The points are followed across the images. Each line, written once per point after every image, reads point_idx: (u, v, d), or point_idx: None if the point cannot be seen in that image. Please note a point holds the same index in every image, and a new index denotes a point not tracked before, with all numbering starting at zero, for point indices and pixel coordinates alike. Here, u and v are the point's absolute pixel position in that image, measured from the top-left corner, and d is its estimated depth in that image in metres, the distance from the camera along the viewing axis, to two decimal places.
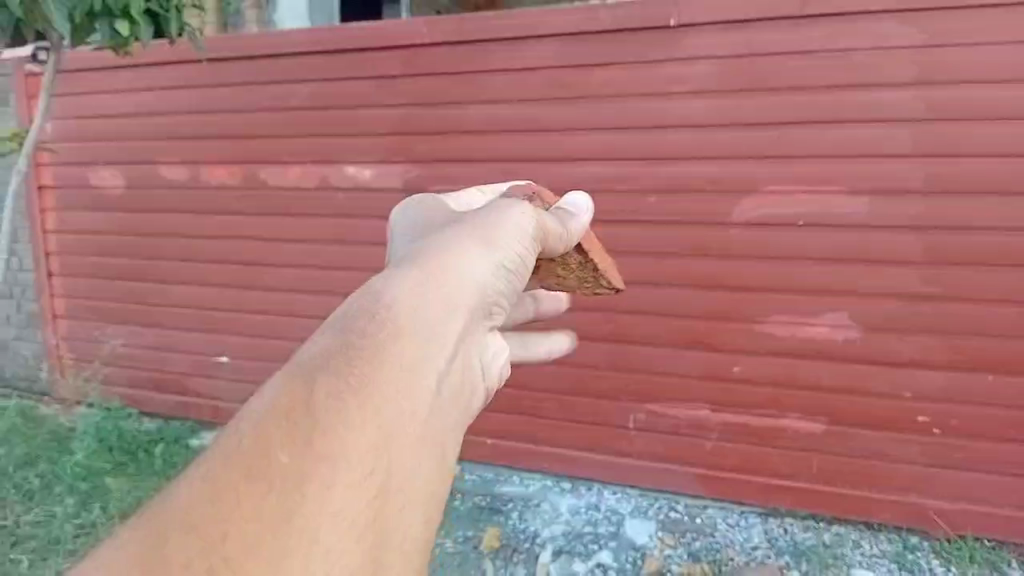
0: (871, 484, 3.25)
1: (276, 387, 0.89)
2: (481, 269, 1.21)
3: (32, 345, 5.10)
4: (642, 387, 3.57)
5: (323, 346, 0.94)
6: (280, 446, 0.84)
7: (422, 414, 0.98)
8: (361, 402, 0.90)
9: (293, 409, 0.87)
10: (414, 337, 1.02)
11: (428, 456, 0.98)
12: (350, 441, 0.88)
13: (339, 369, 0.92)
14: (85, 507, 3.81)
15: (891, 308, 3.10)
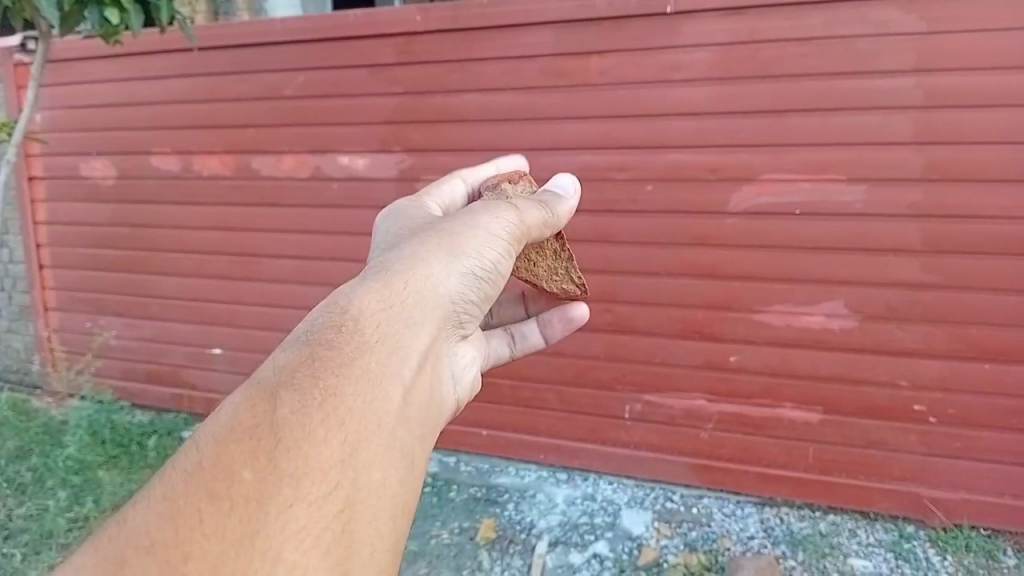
0: (867, 473, 3.25)
1: (242, 408, 0.96)
2: (453, 274, 1.24)
3: (24, 338, 5.06)
4: (639, 377, 3.56)
5: (287, 361, 1.01)
6: (242, 464, 0.90)
7: (390, 424, 1.03)
8: (324, 417, 0.96)
9: (256, 429, 0.93)
10: (379, 349, 1.06)
11: (398, 463, 1.02)
12: (314, 456, 0.93)
13: (303, 385, 0.97)
14: (77, 500, 3.78)
15: (888, 297, 3.10)
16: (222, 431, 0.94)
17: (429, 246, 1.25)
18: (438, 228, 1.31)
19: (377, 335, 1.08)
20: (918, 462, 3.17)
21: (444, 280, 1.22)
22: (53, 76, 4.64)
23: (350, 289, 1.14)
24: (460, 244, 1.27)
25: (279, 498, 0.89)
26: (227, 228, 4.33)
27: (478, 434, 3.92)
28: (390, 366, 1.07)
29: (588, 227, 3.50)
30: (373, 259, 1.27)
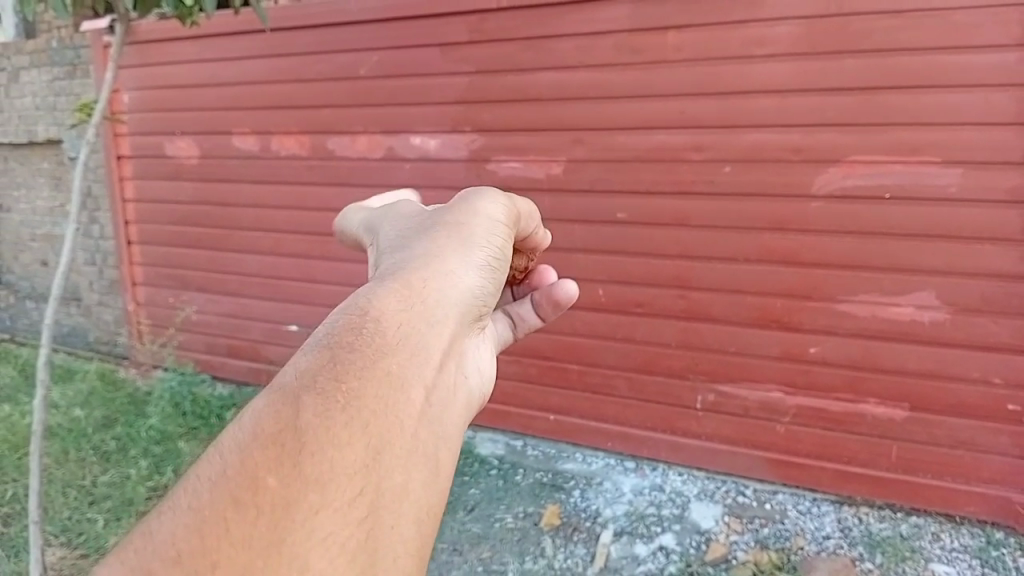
0: (954, 475, 3.08)
1: (258, 411, 0.78)
2: (474, 262, 1.07)
3: (114, 311, 5.26)
4: (713, 367, 3.44)
5: (308, 362, 0.84)
6: (266, 467, 0.73)
7: (416, 427, 0.86)
8: (348, 419, 0.79)
9: (275, 433, 0.76)
10: (407, 347, 0.91)
11: (426, 470, 0.85)
12: (339, 457, 0.77)
13: (325, 386, 0.81)
14: (158, 470, 3.93)
15: (983, 289, 2.90)
16: (244, 434, 0.77)
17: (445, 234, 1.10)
18: (446, 217, 1.15)
19: (402, 331, 0.91)
20: (1010, 466, 2.98)
21: (465, 275, 1.05)
22: (140, 58, 4.77)
23: (373, 287, 0.97)
24: (475, 233, 1.11)
25: (303, 504, 0.72)
26: (303, 208, 4.38)
27: (546, 419, 3.89)
28: (415, 364, 0.90)
29: (662, 210, 3.40)
30: (387, 255, 1.08)
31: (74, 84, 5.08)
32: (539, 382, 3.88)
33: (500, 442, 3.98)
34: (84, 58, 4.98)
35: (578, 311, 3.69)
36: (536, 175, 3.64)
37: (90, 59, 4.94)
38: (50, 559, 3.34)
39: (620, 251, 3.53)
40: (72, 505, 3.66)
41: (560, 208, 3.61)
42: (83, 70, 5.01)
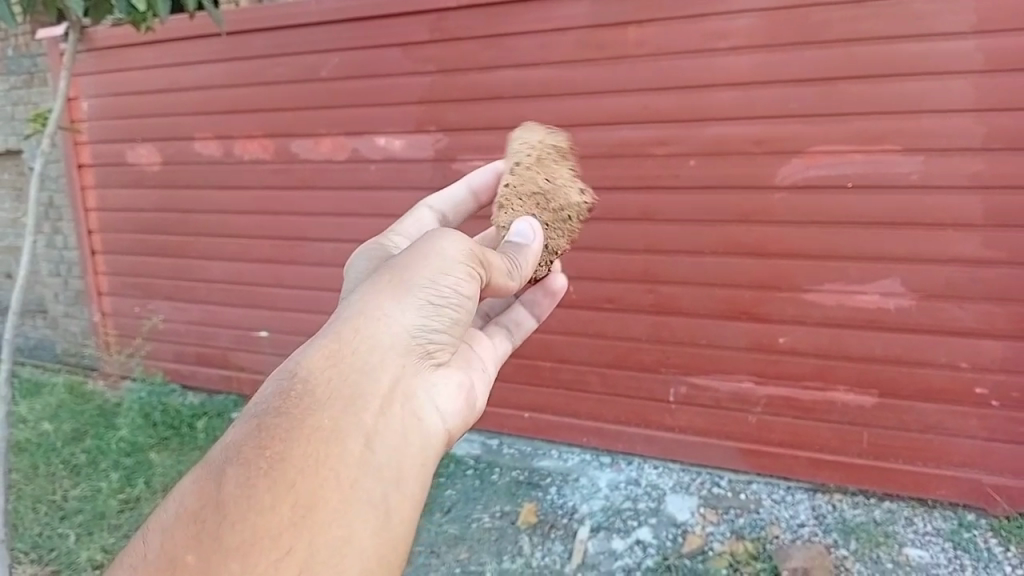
0: (925, 459, 3.11)
1: (198, 488, 1.09)
2: (409, 310, 1.30)
3: (80, 322, 5.17)
4: (684, 360, 3.45)
5: (238, 438, 1.12)
6: (191, 540, 1.03)
7: (350, 477, 1.11)
8: (268, 487, 1.05)
9: (206, 507, 1.05)
10: (330, 407, 1.15)
11: (367, 515, 1.10)
12: (258, 522, 1.03)
13: (248, 458, 1.08)
14: (129, 482, 3.87)
15: (947, 274, 2.93)
16: (186, 507, 1.08)
17: (380, 289, 1.31)
18: (399, 261, 1.36)
19: (327, 392, 1.17)
20: (980, 448, 3.02)
21: (406, 315, 1.29)
22: (97, 65, 4.69)
23: (305, 354, 1.24)
24: (418, 268, 1.33)
25: (226, 571, 0.99)
26: (269, 212, 4.33)
27: (521, 417, 3.88)
28: (347, 421, 1.15)
29: (629, 205, 3.40)
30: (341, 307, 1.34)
31: (31, 93, 4.99)
32: (512, 381, 3.87)
33: (476, 442, 3.98)
34: (41, 67, 4.89)
35: None
36: None
37: (47, 67, 4.85)
38: None
39: (589, 247, 3.53)
40: (43, 521, 3.60)
41: None
42: (40, 79, 4.92)
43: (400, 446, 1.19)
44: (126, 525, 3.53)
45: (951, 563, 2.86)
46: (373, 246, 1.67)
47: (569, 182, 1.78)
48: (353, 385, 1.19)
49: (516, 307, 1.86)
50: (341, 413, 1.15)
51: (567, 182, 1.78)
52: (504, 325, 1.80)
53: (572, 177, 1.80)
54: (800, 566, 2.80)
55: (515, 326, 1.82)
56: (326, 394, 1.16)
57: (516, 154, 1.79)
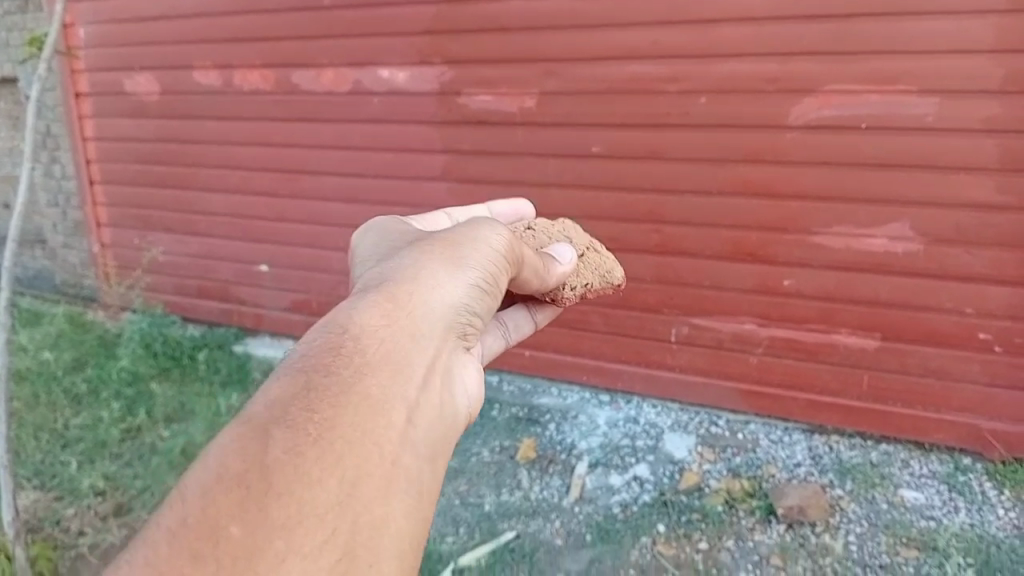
0: (924, 404, 3.13)
1: (226, 446, 0.88)
2: (455, 287, 1.27)
3: (80, 253, 5.12)
4: (687, 301, 3.44)
5: (278, 395, 0.96)
6: (227, 514, 0.82)
7: (392, 453, 1.00)
8: (318, 456, 0.91)
9: (244, 471, 0.86)
10: (380, 376, 1.05)
11: (406, 501, 0.99)
12: (308, 495, 0.88)
13: (297, 420, 0.93)
14: (130, 412, 3.91)
15: (957, 219, 2.90)
16: (207, 472, 0.86)
17: (426, 263, 1.27)
18: (441, 242, 1.35)
19: (377, 357, 1.07)
20: (980, 393, 3.03)
21: (450, 290, 1.26)
22: None
23: (350, 311, 1.12)
24: (467, 252, 1.34)
25: (274, 549, 0.83)
26: (269, 144, 4.26)
27: (521, 354, 3.89)
28: (392, 391, 1.06)
29: (637, 142, 3.34)
30: (375, 271, 1.26)
31: (26, 18, 4.86)
32: None
33: None
34: None
35: None
36: (508, 109, 3.55)
37: None
38: (24, 502, 3.30)
39: (593, 185, 3.48)
40: (45, 449, 3.64)
41: (533, 142, 3.54)
42: (35, 4, 4.80)
43: (437, 428, 1.11)
44: (128, 454, 3.59)
45: (945, 505, 2.88)
46: (392, 221, 1.58)
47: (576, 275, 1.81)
48: (404, 352, 1.12)
49: (520, 309, 1.86)
50: (391, 382, 1.07)
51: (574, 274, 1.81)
52: (503, 327, 1.80)
53: (580, 277, 1.82)
54: (795, 505, 2.82)
55: (515, 328, 1.83)
56: (376, 356, 1.08)
57: (578, 236, 1.95)
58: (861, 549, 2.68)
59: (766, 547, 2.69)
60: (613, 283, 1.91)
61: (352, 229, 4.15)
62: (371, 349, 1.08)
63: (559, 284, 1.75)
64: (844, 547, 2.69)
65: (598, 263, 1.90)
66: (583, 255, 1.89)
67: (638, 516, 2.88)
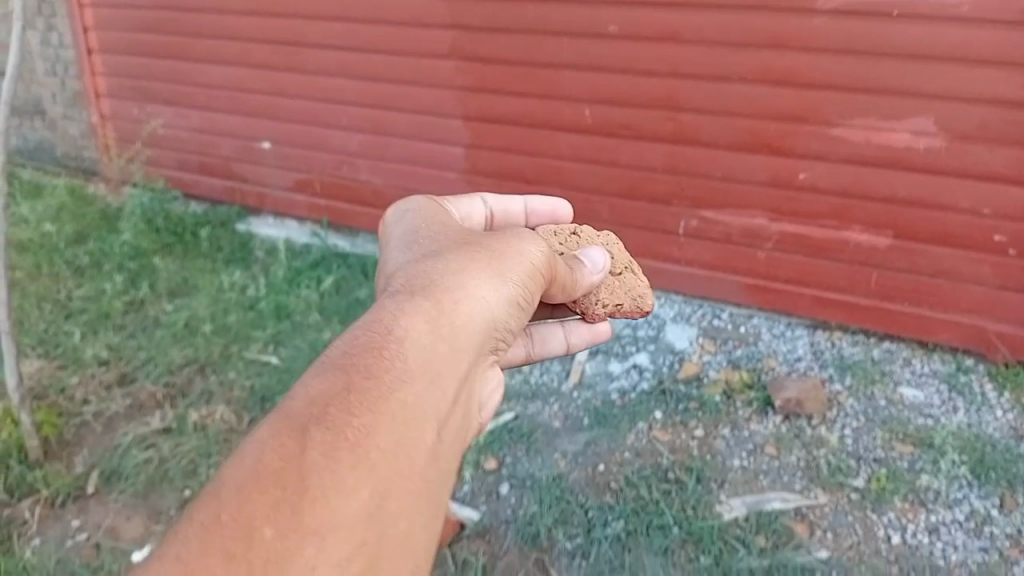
0: (932, 304, 3.10)
1: (269, 444, 0.87)
2: (492, 293, 1.23)
3: (79, 125, 5.00)
4: (698, 193, 3.36)
5: (320, 394, 0.93)
6: (262, 516, 0.82)
7: (422, 465, 0.98)
8: (351, 466, 0.89)
9: (282, 471, 0.85)
10: (416, 384, 1.02)
11: (424, 513, 0.97)
12: (337, 506, 0.87)
13: (334, 427, 0.91)
14: (133, 285, 3.91)
15: (983, 116, 2.78)
16: (243, 468, 0.85)
17: (462, 268, 1.23)
18: (481, 247, 1.32)
19: (416, 361, 1.04)
20: (988, 296, 3.00)
21: (485, 293, 1.21)
22: None
23: (394, 312, 1.09)
24: (506, 259, 1.30)
25: (300, 554, 0.82)
26: (269, 15, 4.08)
27: None
28: (425, 399, 1.02)
29: (654, 24, 3.18)
30: (415, 269, 1.23)
31: None
32: None
33: None
34: None
35: (562, 133, 3.54)
36: None
37: None
38: (28, 370, 3.33)
39: (606, 68, 3.33)
40: (49, 319, 3.65)
41: (545, 20, 3.37)
42: None
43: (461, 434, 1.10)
44: (132, 326, 3.61)
45: (944, 404, 2.89)
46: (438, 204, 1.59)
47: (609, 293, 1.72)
48: (443, 355, 1.08)
49: (554, 323, 1.78)
50: (429, 389, 1.03)
51: (607, 291, 1.72)
52: (527, 335, 1.72)
53: (613, 293, 1.72)
54: (793, 398, 2.81)
55: (539, 341, 1.73)
56: (418, 360, 1.04)
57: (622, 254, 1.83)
58: (856, 442, 2.71)
59: (761, 436, 2.74)
60: (646, 310, 1.78)
61: (355, 107, 4.03)
62: (414, 353, 1.04)
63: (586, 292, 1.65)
64: (840, 439, 2.72)
65: (632, 285, 1.77)
66: (618, 275, 1.77)
67: (635, 401, 2.90)
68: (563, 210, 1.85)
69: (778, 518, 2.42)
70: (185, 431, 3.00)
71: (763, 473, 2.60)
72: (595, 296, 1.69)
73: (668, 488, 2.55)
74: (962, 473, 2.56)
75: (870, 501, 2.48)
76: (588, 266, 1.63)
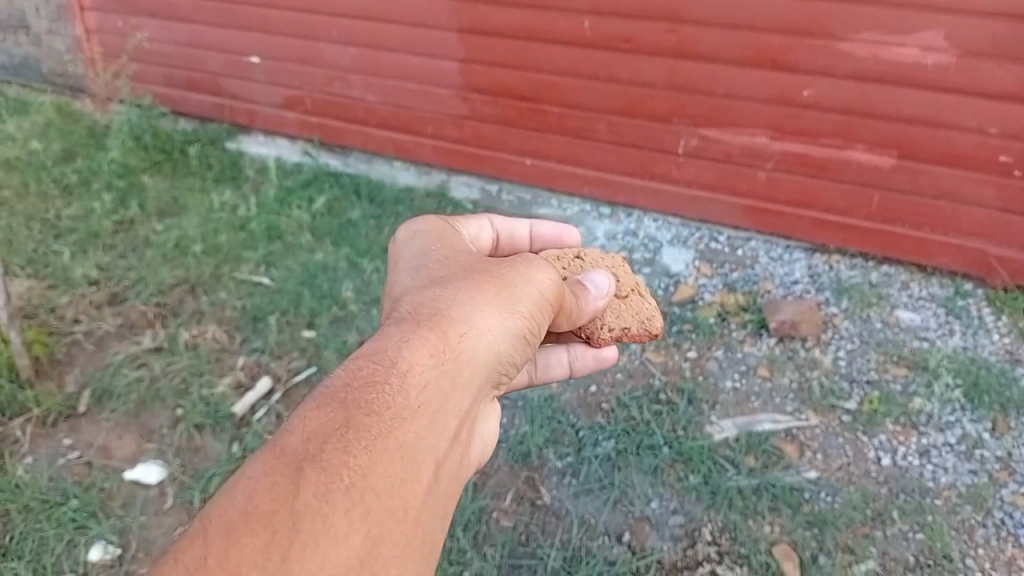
0: (933, 227, 3.06)
1: (260, 482, 0.81)
2: (503, 317, 1.15)
3: (66, 40, 4.79)
4: (699, 111, 3.25)
5: (316, 425, 0.87)
6: (250, 561, 0.76)
7: (423, 507, 0.91)
8: (347, 507, 0.83)
9: (274, 511, 0.79)
10: (420, 417, 0.94)
11: (422, 562, 0.89)
12: (331, 550, 0.80)
13: (332, 465, 0.84)
14: (122, 205, 3.84)
15: (996, 30, 2.67)
16: (233, 508, 0.79)
17: (473, 292, 1.16)
18: (495, 270, 1.25)
19: (421, 391, 0.96)
20: (990, 218, 2.95)
21: (495, 317, 1.14)
22: None
23: (399, 337, 1.02)
24: (518, 282, 1.24)
25: None
26: None
27: (522, 164, 3.75)
28: (429, 434, 0.95)
29: None
30: (423, 290, 1.16)
31: None
32: (515, 125, 3.69)
33: (475, 187, 3.90)
34: None
35: (559, 47, 3.40)
36: None
37: None
38: (17, 289, 3.27)
39: None
40: (38, 238, 3.59)
41: None
42: None
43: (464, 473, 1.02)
44: (121, 246, 3.56)
45: (940, 328, 2.86)
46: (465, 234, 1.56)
47: (615, 316, 1.69)
48: (450, 382, 1.01)
49: (558, 347, 1.70)
50: (433, 420, 0.96)
51: (614, 315, 1.69)
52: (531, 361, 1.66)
53: (620, 315, 1.70)
54: (788, 321, 2.77)
55: (541, 368, 1.67)
56: (424, 387, 0.97)
57: (627, 276, 1.81)
58: (850, 365, 2.69)
59: (755, 358, 2.72)
60: (654, 333, 1.75)
61: (345, 20, 3.87)
62: (419, 379, 0.97)
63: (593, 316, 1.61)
64: (834, 361, 2.70)
65: (640, 310, 1.75)
66: (625, 300, 1.75)
67: None
68: (574, 235, 1.79)
69: (768, 439, 2.43)
70: (177, 350, 3.00)
71: (755, 395, 2.59)
72: (602, 320, 1.66)
73: (660, 409, 2.54)
74: (956, 397, 2.55)
75: (861, 423, 2.48)
76: (594, 291, 1.57)
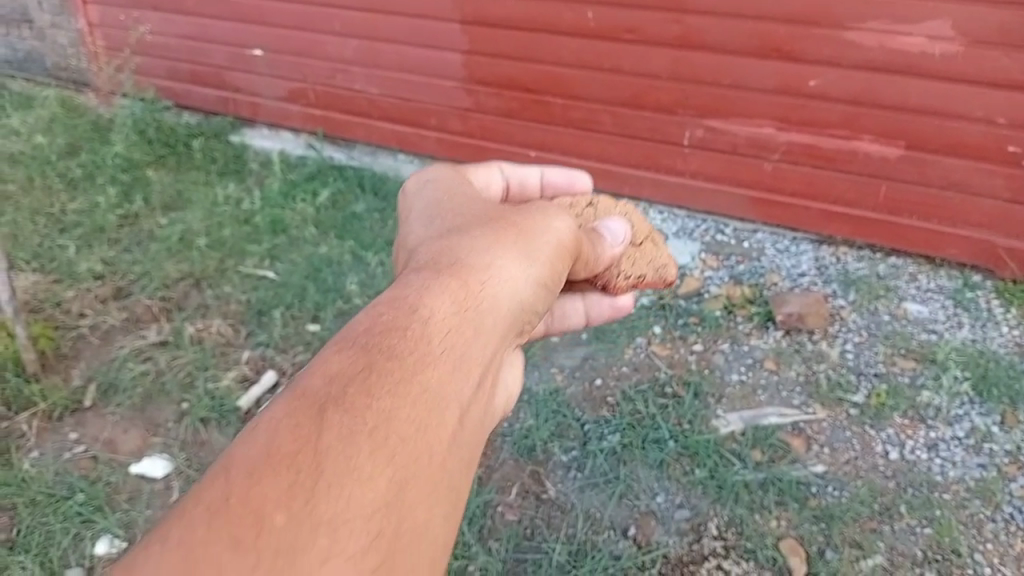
0: (941, 218, 3.03)
1: (280, 423, 0.72)
2: (524, 267, 1.07)
3: (68, 34, 4.78)
4: (705, 101, 3.23)
5: (336, 368, 0.78)
6: (273, 503, 0.66)
7: (451, 455, 0.81)
8: (372, 447, 0.73)
9: (296, 453, 0.70)
10: (446, 361, 0.85)
11: (449, 515, 0.80)
12: (358, 493, 0.70)
13: (356, 407, 0.75)
14: (127, 199, 3.84)
15: (1005, 18, 2.63)
16: (254, 448, 0.70)
17: (491, 242, 1.07)
18: (512, 221, 1.17)
19: (446, 333, 0.87)
20: (1000, 209, 2.93)
21: (517, 268, 1.05)
22: None
23: (420, 284, 0.92)
24: (537, 235, 1.16)
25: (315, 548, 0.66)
26: None
27: (527, 155, 3.74)
28: (455, 378, 0.85)
29: None
30: (439, 243, 1.07)
31: None
32: (519, 117, 3.67)
33: None
34: None
35: (563, 37, 3.37)
36: None
37: None
38: (23, 284, 3.27)
39: None
40: (43, 233, 3.59)
41: None
42: None
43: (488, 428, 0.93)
44: (126, 241, 3.56)
45: (949, 320, 2.84)
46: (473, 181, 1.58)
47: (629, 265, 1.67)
48: (475, 329, 0.92)
49: (574, 294, 1.68)
50: (458, 365, 0.87)
51: (628, 263, 1.66)
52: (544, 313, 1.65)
53: (634, 264, 1.68)
54: (795, 313, 2.76)
55: (556, 317, 1.66)
56: (448, 332, 0.88)
57: (641, 225, 1.79)
58: (857, 358, 2.67)
59: (761, 351, 2.71)
60: (668, 279, 1.77)
61: (347, 11, 3.84)
62: (443, 324, 0.88)
63: (609, 264, 1.57)
64: (841, 354, 2.69)
65: (654, 258, 1.75)
66: (639, 247, 1.74)
67: (633, 314, 2.85)
68: (585, 182, 1.77)
69: (774, 433, 2.41)
70: (182, 344, 2.99)
71: (761, 388, 2.58)
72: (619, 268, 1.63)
73: (665, 403, 2.53)
74: (965, 390, 2.53)
75: (869, 417, 2.47)
76: (610, 238, 1.53)
